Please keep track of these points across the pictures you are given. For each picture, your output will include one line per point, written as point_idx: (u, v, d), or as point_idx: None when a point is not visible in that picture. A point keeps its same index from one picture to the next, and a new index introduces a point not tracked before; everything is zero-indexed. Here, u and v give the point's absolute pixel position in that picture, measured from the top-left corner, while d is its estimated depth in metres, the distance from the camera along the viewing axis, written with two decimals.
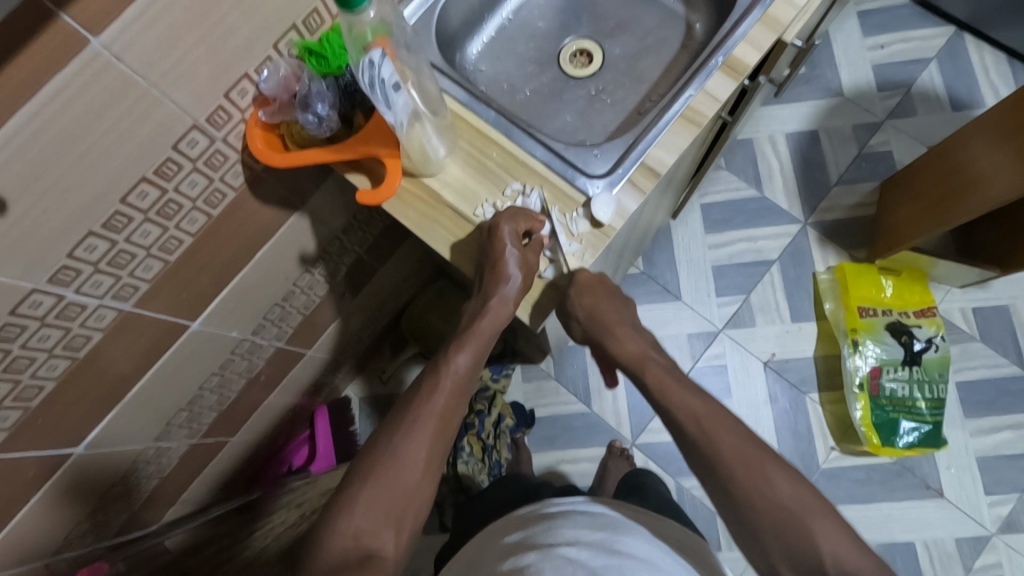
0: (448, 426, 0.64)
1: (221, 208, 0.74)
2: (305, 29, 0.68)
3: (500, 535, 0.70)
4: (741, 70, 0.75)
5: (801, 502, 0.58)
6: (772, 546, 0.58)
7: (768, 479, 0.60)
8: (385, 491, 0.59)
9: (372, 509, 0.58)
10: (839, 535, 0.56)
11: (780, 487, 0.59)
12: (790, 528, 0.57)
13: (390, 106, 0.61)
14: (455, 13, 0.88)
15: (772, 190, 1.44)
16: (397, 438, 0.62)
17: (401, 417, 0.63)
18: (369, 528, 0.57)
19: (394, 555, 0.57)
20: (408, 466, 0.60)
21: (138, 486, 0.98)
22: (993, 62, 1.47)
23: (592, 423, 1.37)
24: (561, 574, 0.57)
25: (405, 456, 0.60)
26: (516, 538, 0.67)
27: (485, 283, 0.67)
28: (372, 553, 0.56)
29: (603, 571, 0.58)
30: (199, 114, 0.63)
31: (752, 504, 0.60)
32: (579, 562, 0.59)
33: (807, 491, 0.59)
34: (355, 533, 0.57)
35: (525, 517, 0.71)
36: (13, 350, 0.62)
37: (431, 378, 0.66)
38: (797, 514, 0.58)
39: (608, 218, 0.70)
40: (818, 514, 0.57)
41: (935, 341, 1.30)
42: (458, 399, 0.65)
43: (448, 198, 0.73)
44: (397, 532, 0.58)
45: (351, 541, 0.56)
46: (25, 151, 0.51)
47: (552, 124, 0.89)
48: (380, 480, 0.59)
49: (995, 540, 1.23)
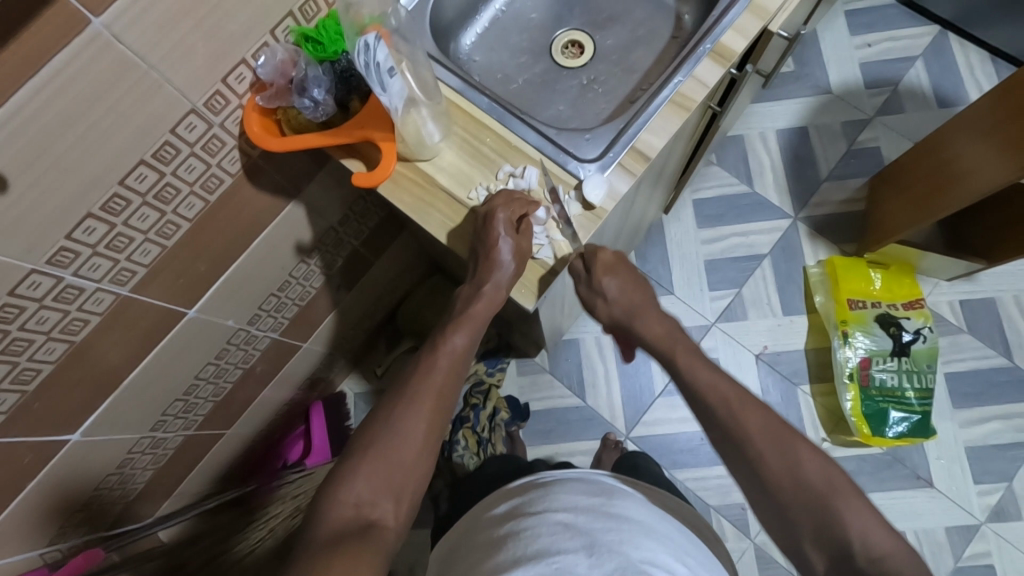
0: (443, 404, 0.65)
1: (218, 194, 0.75)
2: (302, 16, 0.70)
3: (489, 507, 0.71)
4: (729, 57, 0.76)
5: (829, 481, 0.59)
6: (799, 523, 0.60)
7: (799, 458, 0.61)
8: (382, 467, 0.60)
9: (371, 483, 0.59)
10: (868, 515, 0.57)
11: (809, 464, 0.61)
12: (818, 507, 0.59)
13: (385, 89, 0.62)
14: (449, 5, 0.90)
15: (763, 185, 1.45)
16: (396, 414, 0.62)
17: (398, 394, 0.64)
18: (365, 502, 0.58)
19: (395, 524, 0.58)
20: (404, 443, 0.61)
21: (133, 477, 0.98)
22: (978, 60, 1.49)
23: (586, 416, 1.38)
24: (557, 539, 0.58)
25: (401, 433, 0.61)
26: (507, 508, 0.68)
27: (482, 268, 0.68)
28: (373, 521, 0.57)
29: (600, 535, 0.59)
30: (197, 99, 0.64)
31: (780, 484, 0.61)
32: (575, 527, 0.60)
33: (835, 469, 0.60)
34: (356, 502, 0.58)
35: (519, 487, 0.72)
36: (11, 332, 0.63)
37: (430, 354, 0.67)
38: (824, 494, 0.59)
39: (598, 200, 0.72)
40: (848, 495, 0.58)
41: (923, 333, 1.32)
42: (455, 374, 0.67)
43: (443, 183, 0.74)
44: (396, 502, 0.59)
45: (352, 510, 0.57)
46: (25, 130, 0.52)
47: (546, 114, 0.90)
48: (377, 456, 0.60)
49: (985, 529, 1.24)
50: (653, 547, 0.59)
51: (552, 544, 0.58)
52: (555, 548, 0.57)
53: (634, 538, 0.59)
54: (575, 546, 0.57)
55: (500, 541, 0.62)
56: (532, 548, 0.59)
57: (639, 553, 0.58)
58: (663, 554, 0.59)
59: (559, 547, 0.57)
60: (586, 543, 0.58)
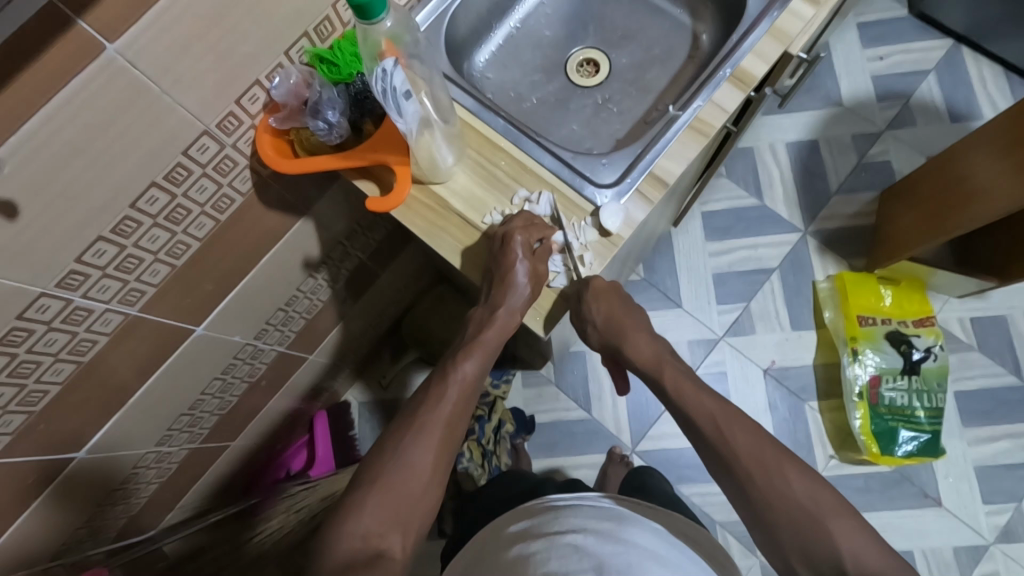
0: (455, 431, 0.64)
1: (228, 214, 0.74)
2: (316, 36, 0.69)
3: (506, 524, 0.70)
4: (749, 81, 0.75)
5: (818, 501, 0.59)
6: (786, 542, 0.59)
7: (786, 477, 0.60)
8: (396, 497, 0.59)
9: (381, 515, 0.58)
10: (857, 533, 0.56)
11: (796, 482, 0.60)
12: (806, 524, 0.58)
13: (401, 113, 0.61)
14: (463, 22, 0.89)
15: (772, 198, 1.44)
16: (403, 444, 0.61)
17: (409, 423, 0.63)
18: (376, 530, 0.57)
19: (404, 555, 0.57)
20: (415, 476, 0.60)
21: (137, 491, 0.97)
22: (991, 74, 1.48)
23: (592, 429, 1.37)
24: (567, 562, 0.58)
25: (413, 464, 0.60)
26: (521, 527, 0.68)
27: (495, 293, 0.67)
28: (380, 552, 0.56)
29: (610, 557, 0.58)
30: (209, 120, 0.64)
31: (769, 504, 0.60)
32: (585, 549, 0.59)
33: (822, 487, 0.60)
34: (365, 533, 0.57)
35: (534, 506, 0.71)
36: (18, 355, 0.62)
37: (439, 383, 0.65)
38: (813, 513, 0.58)
39: (616, 228, 0.71)
40: (835, 512, 0.58)
41: (934, 351, 1.31)
42: (465, 400, 0.65)
43: (456, 207, 0.73)
44: (404, 534, 0.58)
45: (360, 541, 0.56)
46: (35, 157, 0.51)
47: (559, 133, 0.89)
48: (389, 486, 0.59)
49: (993, 549, 1.23)
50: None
51: (561, 566, 0.58)
52: (564, 569, 0.57)
53: (643, 565, 0.59)
54: (585, 568, 0.57)
55: (512, 565, 0.61)
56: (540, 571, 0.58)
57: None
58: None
59: (569, 568, 0.57)
60: (597, 564, 0.58)
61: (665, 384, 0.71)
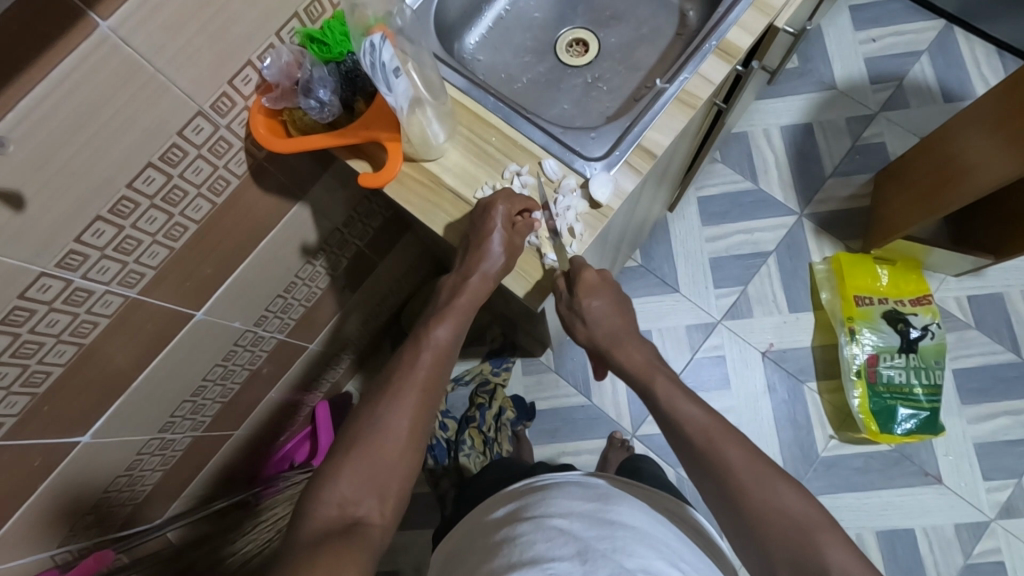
0: (431, 399, 0.65)
1: (225, 196, 0.76)
2: (307, 17, 0.70)
3: (490, 509, 0.71)
4: (735, 54, 0.77)
5: (809, 516, 0.59)
6: (777, 558, 0.59)
7: (778, 491, 0.60)
8: (369, 462, 0.60)
9: (358, 481, 0.59)
10: (844, 548, 0.56)
11: (790, 499, 0.60)
12: (797, 543, 0.58)
13: (391, 89, 0.62)
14: (453, 5, 0.90)
15: (767, 182, 1.45)
16: (381, 410, 0.62)
17: (385, 387, 0.64)
18: (350, 496, 0.58)
19: (380, 522, 0.58)
20: (388, 436, 0.61)
21: (141, 479, 0.98)
22: (983, 54, 1.49)
23: (592, 415, 1.38)
24: (552, 546, 0.58)
25: (390, 425, 0.62)
26: (506, 511, 0.68)
27: (468, 259, 0.69)
28: (358, 519, 0.56)
29: (594, 543, 0.58)
30: (203, 101, 0.65)
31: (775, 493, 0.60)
32: (570, 533, 0.60)
33: (813, 504, 0.60)
34: (341, 502, 0.57)
35: (518, 490, 0.72)
36: (20, 335, 0.63)
37: (411, 349, 0.67)
38: (805, 528, 0.58)
39: (605, 198, 0.72)
40: (823, 526, 0.58)
41: (931, 329, 1.31)
42: (440, 366, 0.66)
43: (449, 183, 0.74)
44: (381, 501, 0.59)
45: (336, 510, 0.57)
46: (33, 135, 0.52)
47: (550, 113, 0.90)
48: (365, 453, 0.60)
49: (994, 525, 1.23)
50: (648, 554, 0.59)
51: (547, 550, 0.58)
52: (549, 554, 0.57)
53: (628, 545, 0.59)
54: (568, 553, 0.57)
55: (498, 546, 0.62)
56: (527, 555, 0.58)
57: (635, 559, 0.57)
58: (656, 561, 0.58)
59: (554, 553, 0.57)
60: (580, 549, 0.57)
61: (658, 387, 0.70)
